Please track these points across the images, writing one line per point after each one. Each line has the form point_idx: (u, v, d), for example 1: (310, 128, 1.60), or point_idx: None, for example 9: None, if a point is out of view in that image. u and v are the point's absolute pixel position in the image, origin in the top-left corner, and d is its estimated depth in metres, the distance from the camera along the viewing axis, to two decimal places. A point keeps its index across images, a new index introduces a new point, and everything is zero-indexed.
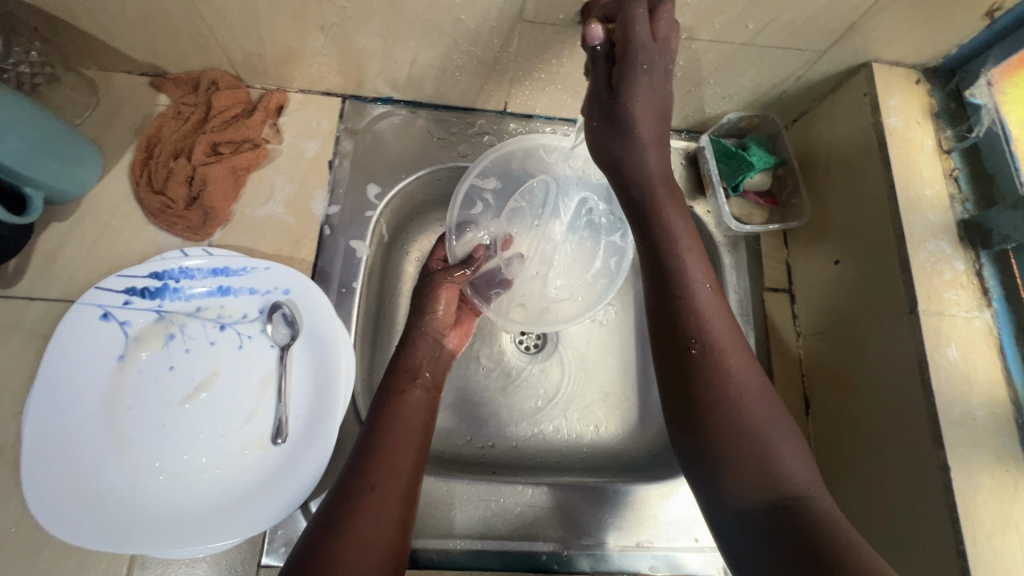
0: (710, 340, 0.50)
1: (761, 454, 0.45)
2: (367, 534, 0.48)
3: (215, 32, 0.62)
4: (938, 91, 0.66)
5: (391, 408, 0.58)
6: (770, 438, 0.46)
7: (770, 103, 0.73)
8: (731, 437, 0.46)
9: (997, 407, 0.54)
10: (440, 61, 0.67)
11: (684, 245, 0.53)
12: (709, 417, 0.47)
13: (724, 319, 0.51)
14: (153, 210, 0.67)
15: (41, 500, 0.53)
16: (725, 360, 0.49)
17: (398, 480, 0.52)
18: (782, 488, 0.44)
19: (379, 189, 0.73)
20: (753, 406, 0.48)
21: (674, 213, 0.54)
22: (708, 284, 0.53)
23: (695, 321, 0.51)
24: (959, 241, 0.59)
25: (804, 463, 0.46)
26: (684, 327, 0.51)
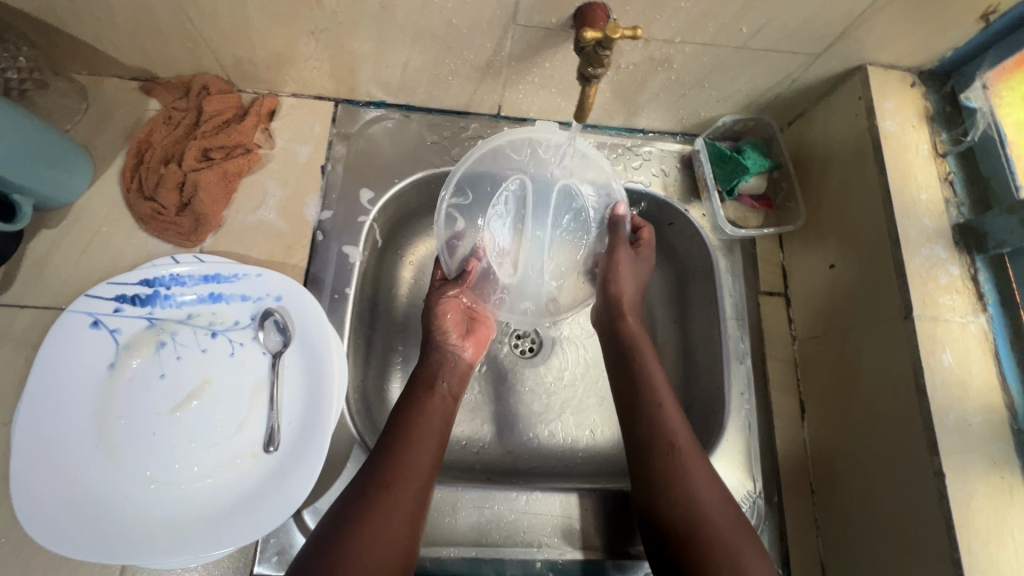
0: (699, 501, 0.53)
1: (728, 549, 0.50)
2: (377, 541, 0.48)
3: (204, 36, 0.62)
4: (933, 93, 0.65)
5: (412, 414, 0.58)
6: (737, 545, 0.51)
7: (765, 106, 0.73)
8: (703, 539, 0.51)
9: (992, 413, 0.54)
10: (432, 65, 0.66)
11: (658, 381, 0.62)
12: (682, 519, 0.53)
13: (686, 429, 0.58)
14: (143, 217, 0.66)
15: (28, 512, 0.52)
16: (689, 480, 0.55)
17: (412, 489, 0.52)
18: None
19: (372, 195, 0.72)
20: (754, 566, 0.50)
21: (651, 362, 0.64)
22: (673, 399, 0.61)
23: (664, 429, 0.58)
24: (954, 246, 0.59)
25: (763, 557, 0.51)
26: (657, 437, 0.58)
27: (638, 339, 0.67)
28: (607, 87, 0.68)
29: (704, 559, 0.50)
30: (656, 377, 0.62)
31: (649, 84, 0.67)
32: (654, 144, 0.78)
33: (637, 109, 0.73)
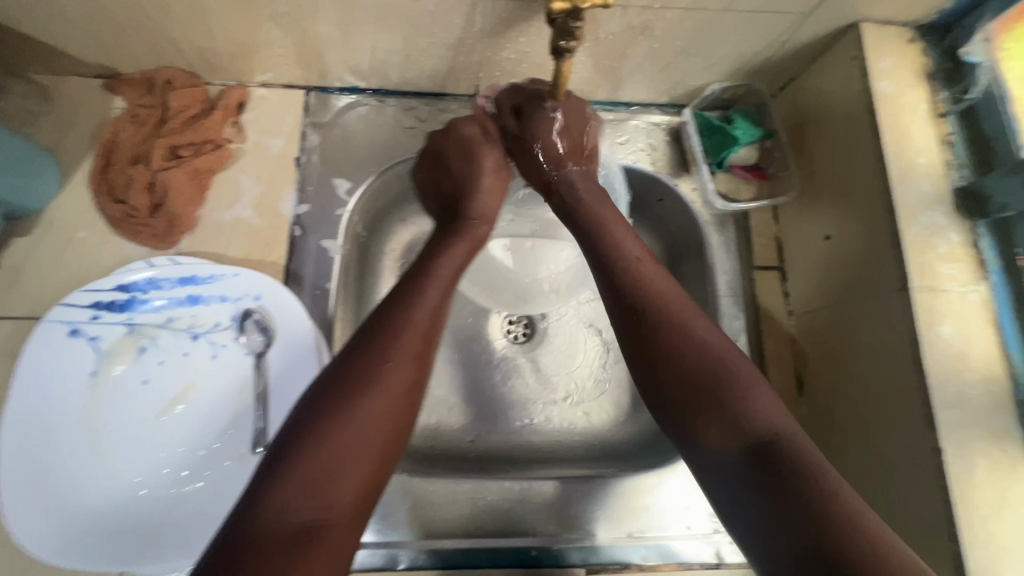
0: (656, 298, 0.52)
1: (727, 393, 0.46)
2: (344, 489, 0.42)
3: (161, 28, 0.59)
4: (933, 49, 0.61)
5: (399, 307, 0.51)
6: (740, 387, 0.46)
7: (754, 72, 0.69)
8: (691, 370, 0.48)
9: (994, 384, 0.52)
10: (402, 46, 0.63)
11: (605, 217, 0.59)
12: (668, 356, 0.49)
13: (651, 260, 0.56)
14: (115, 220, 0.65)
15: (15, 525, 0.52)
16: (682, 335, 0.50)
17: (390, 405, 0.46)
18: (751, 433, 0.43)
19: (348, 185, 0.70)
20: (758, 399, 0.45)
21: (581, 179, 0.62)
22: (638, 245, 0.57)
23: (631, 279, 0.54)
24: (954, 211, 0.56)
25: (768, 402, 0.46)
26: (636, 298, 0.53)
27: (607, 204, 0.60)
28: (587, 60, 0.65)
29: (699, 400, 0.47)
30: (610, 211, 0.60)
31: (631, 54, 0.64)
32: (639, 117, 0.75)
33: (621, 81, 0.70)
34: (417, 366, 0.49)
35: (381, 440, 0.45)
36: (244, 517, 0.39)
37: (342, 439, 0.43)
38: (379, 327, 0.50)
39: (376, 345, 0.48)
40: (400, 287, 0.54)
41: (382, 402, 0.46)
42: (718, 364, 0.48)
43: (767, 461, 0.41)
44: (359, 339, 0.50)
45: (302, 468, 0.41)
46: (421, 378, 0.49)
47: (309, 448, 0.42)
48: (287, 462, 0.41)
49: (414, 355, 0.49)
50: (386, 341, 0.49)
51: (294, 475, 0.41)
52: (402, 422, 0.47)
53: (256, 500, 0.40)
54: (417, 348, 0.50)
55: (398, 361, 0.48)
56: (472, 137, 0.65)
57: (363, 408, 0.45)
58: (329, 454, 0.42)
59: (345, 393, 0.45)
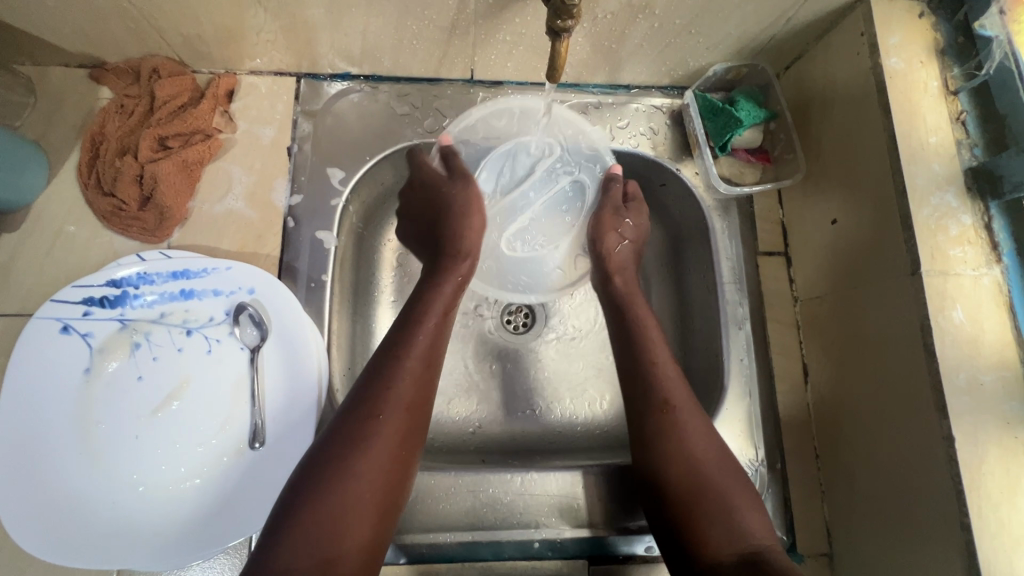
0: (681, 406, 0.55)
1: (724, 507, 0.49)
2: (348, 543, 0.42)
3: (144, 14, 0.57)
4: (944, 23, 0.59)
5: (395, 355, 0.53)
6: (734, 502, 0.50)
7: (758, 51, 0.67)
8: (698, 492, 0.50)
9: (1006, 369, 0.50)
10: (393, 29, 0.61)
11: (647, 321, 0.62)
12: (671, 466, 0.52)
13: (684, 386, 0.57)
14: (105, 214, 0.64)
15: (11, 526, 0.51)
16: (685, 456, 0.52)
17: (389, 463, 0.47)
18: (742, 542, 0.47)
19: (342, 175, 0.68)
20: (751, 514, 0.49)
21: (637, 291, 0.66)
22: (669, 353, 0.60)
23: (661, 385, 0.56)
24: (966, 192, 0.54)
25: (759, 515, 0.50)
26: (651, 394, 0.56)
27: (630, 290, 0.67)
28: (585, 41, 0.63)
29: (693, 502, 0.50)
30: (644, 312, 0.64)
31: (631, 34, 0.62)
32: (640, 100, 0.73)
33: (620, 63, 0.67)
34: (414, 415, 0.50)
35: (379, 499, 0.45)
36: (251, 569, 0.40)
37: (346, 493, 0.44)
38: (370, 386, 0.51)
39: (371, 398, 0.49)
40: (391, 335, 0.55)
41: (379, 453, 0.47)
42: (705, 481, 0.51)
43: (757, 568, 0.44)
44: (355, 392, 0.51)
45: (305, 522, 0.42)
46: (416, 427, 0.50)
47: (313, 503, 0.43)
48: (289, 519, 0.42)
49: (405, 405, 0.50)
50: (383, 392, 0.50)
51: (298, 532, 0.41)
52: (398, 476, 0.48)
53: (264, 554, 0.41)
54: (412, 402, 0.51)
55: (392, 413, 0.49)
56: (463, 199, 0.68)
57: (362, 465, 0.46)
58: (331, 510, 0.43)
59: (346, 448, 0.46)
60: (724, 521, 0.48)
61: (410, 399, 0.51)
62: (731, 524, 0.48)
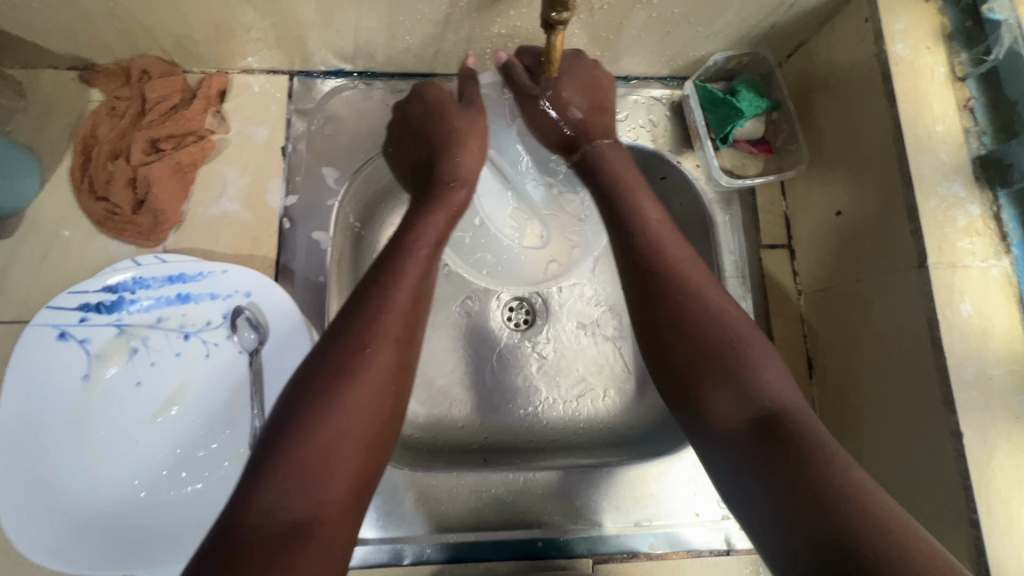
0: (685, 276, 0.52)
1: (743, 362, 0.46)
2: (337, 482, 0.41)
3: (133, 15, 0.56)
4: (951, 8, 0.58)
5: (381, 286, 0.50)
6: (739, 360, 0.46)
7: (760, 39, 0.65)
8: (699, 358, 0.47)
9: (1015, 363, 0.49)
10: (386, 25, 0.60)
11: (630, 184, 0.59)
12: (670, 338, 0.50)
13: (690, 257, 0.54)
14: (98, 219, 0.63)
15: (16, 532, 0.51)
16: (704, 319, 0.49)
17: (374, 379, 0.45)
18: (758, 402, 0.44)
19: (337, 174, 0.67)
20: (769, 374, 0.46)
21: (607, 157, 0.62)
22: (660, 213, 0.57)
23: (660, 251, 0.54)
24: (974, 182, 0.53)
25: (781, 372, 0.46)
26: (653, 258, 0.53)
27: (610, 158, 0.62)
28: (582, 32, 0.61)
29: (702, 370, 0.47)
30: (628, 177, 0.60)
31: (629, 24, 0.60)
32: (640, 92, 0.71)
33: (618, 54, 0.66)
34: (401, 353, 0.48)
35: (376, 425, 0.44)
36: (230, 516, 0.38)
37: (329, 427, 0.42)
38: (354, 312, 0.48)
39: (355, 333, 0.47)
40: (374, 273, 0.52)
41: (368, 389, 0.44)
42: (728, 341, 0.48)
43: (768, 432, 0.41)
44: (337, 323, 0.48)
45: (286, 467, 0.40)
46: (407, 356, 0.48)
47: (294, 440, 0.41)
48: (274, 461, 0.40)
49: (398, 336, 0.48)
50: (365, 325, 0.47)
51: (282, 472, 0.40)
52: (393, 408, 0.46)
53: (241, 498, 0.39)
54: (400, 323, 0.49)
55: (380, 345, 0.47)
56: (470, 123, 0.65)
57: (350, 395, 0.44)
58: (316, 444, 0.41)
59: (327, 384, 0.44)
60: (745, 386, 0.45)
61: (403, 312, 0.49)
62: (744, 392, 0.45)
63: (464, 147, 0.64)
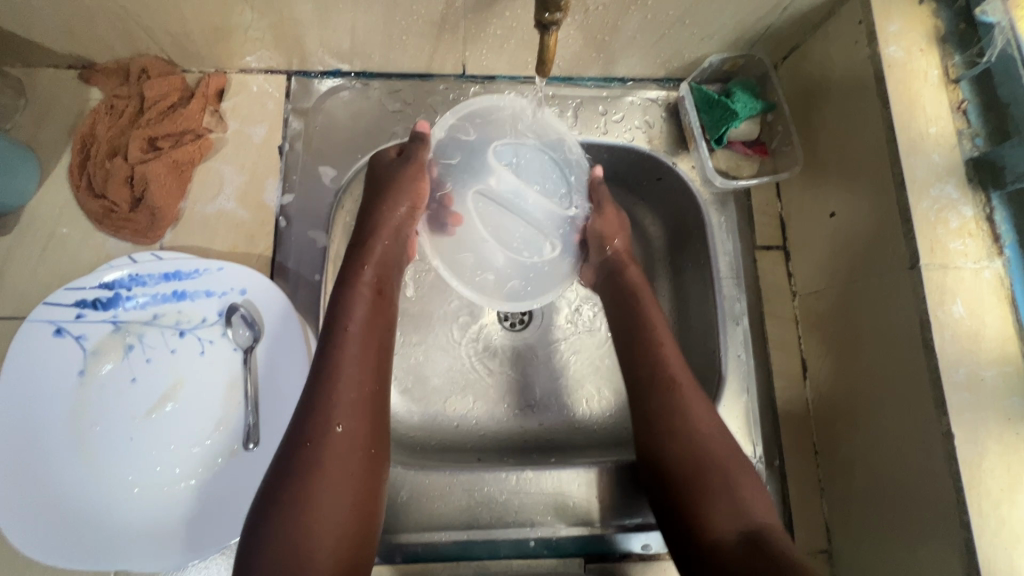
0: (692, 410, 0.55)
1: (731, 488, 0.50)
2: (320, 561, 0.44)
3: (131, 14, 0.57)
4: (945, 10, 0.58)
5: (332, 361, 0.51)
6: (722, 465, 0.52)
7: (755, 41, 0.66)
8: (695, 474, 0.52)
9: (1007, 364, 0.49)
10: (382, 25, 0.60)
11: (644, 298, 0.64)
12: (665, 445, 0.54)
13: (682, 363, 0.59)
14: (96, 216, 0.64)
15: (13, 527, 0.52)
16: (699, 438, 0.53)
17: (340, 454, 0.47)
18: (746, 523, 0.48)
19: (334, 173, 0.68)
20: (755, 500, 0.50)
21: (651, 306, 0.64)
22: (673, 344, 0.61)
23: (664, 364, 0.58)
24: (967, 184, 0.53)
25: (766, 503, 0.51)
26: (658, 372, 0.58)
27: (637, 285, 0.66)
28: (577, 33, 0.61)
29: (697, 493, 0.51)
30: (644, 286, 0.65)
31: (624, 26, 0.60)
32: (635, 93, 0.72)
33: (614, 56, 0.66)
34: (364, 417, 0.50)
35: (352, 497, 0.47)
36: None
37: (306, 511, 0.45)
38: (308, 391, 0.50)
39: (315, 412, 0.49)
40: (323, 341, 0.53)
41: (339, 468, 0.47)
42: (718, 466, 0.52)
43: (756, 550, 0.46)
44: (302, 401, 0.50)
45: (271, 555, 0.43)
46: (375, 422, 0.50)
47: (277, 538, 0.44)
48: (259, 552, 0.44)
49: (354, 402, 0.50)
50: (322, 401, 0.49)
51: (267, 561, 0.43)
52: (369, 479, 0.48)
53: None
54: (360, 388, 0.51)
55: (347, 421, 0.49)
56: (408, 173, 0.62)
57: (322, 479, 0.46)
58: (291, 531, 0.44)
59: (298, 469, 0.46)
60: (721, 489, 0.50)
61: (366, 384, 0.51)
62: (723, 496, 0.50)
63: (402, 198, 0.62)
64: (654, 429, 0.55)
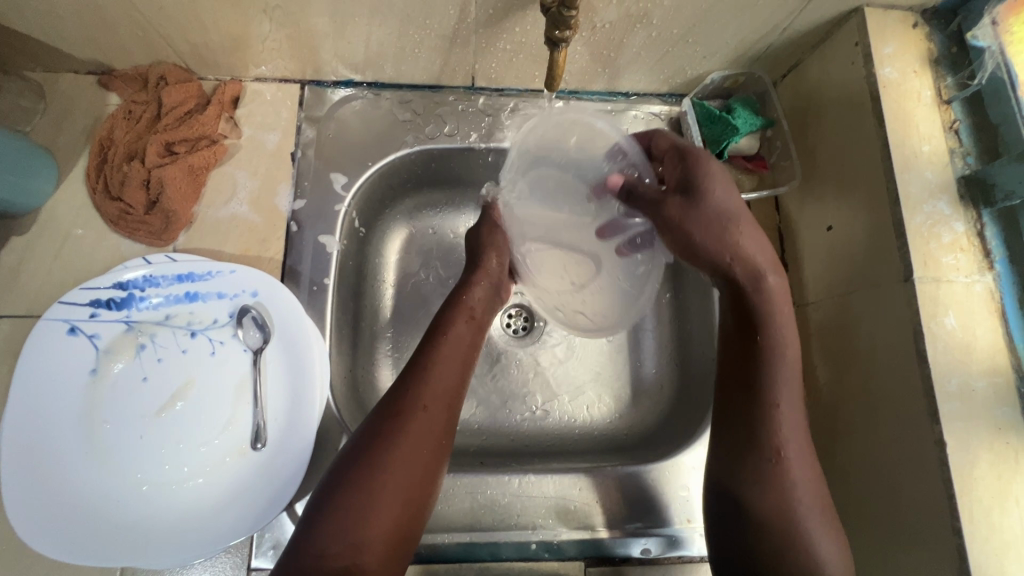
0: (789, 474, 0.53)
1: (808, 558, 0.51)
2: (376, 529, 0.48)
3: (153, 23, 0.58)
4: (938, 33, 0.60)
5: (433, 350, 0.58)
6: (812, 533, 0.52)
7: (755, 60, 0.68)
8: (785, 542, 0.52)
9: (998, 375, 0.51)
10: (396, 38, 0.62)
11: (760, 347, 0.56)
12: (756, 507, 0.53)
13: (801, 426, 0.54)
14: (112, 218, 0.65)
15: (21, 522, 0.52)
16: (801, 497, 0.53)
17: (424, 440, 0.52)
18: None
19: (345, 180, 0.70)
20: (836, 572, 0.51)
21: (790, 337, 0.56)
22: (796, 402, 0.55)
23: (771, 428, 0.54)
24: (959, 200, 0.55)
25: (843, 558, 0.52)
26: (766, 436, 0.54)
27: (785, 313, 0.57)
28: (584, 49, 0.63)
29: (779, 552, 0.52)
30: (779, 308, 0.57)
31: (629, 43, 0.63)
32: (638, 108, 0.74)
33: (619, 71, 0.68)
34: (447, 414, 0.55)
35: (417, 484, 0.51)
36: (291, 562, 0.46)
37: (379, 478, 0.49)
38: (413, 374, 0.56)
39: (413, 393, 0.54)
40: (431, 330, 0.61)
41: (413, 450, 0.51)
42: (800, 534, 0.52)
43: None
44: (395, 385, 0.56)
45: (341, 509, 0.48)
46: (451, 423, 0.55)
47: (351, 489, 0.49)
48: (332, 505, 0.48)
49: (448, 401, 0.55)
50: (419, 387, 0.55)
51: (338, 512, 0.48)
52: (431, 469, 0.52)
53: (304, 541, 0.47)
54: (455, 386, 0.57)
55: (429, 407, 0.54)
56: (481, 234, 0.71)
57: (399, 452, 0.51)
58: (360, 495, 0.48)
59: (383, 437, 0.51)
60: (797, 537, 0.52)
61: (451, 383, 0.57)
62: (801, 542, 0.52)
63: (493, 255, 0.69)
64: (760, 481, 0.53)
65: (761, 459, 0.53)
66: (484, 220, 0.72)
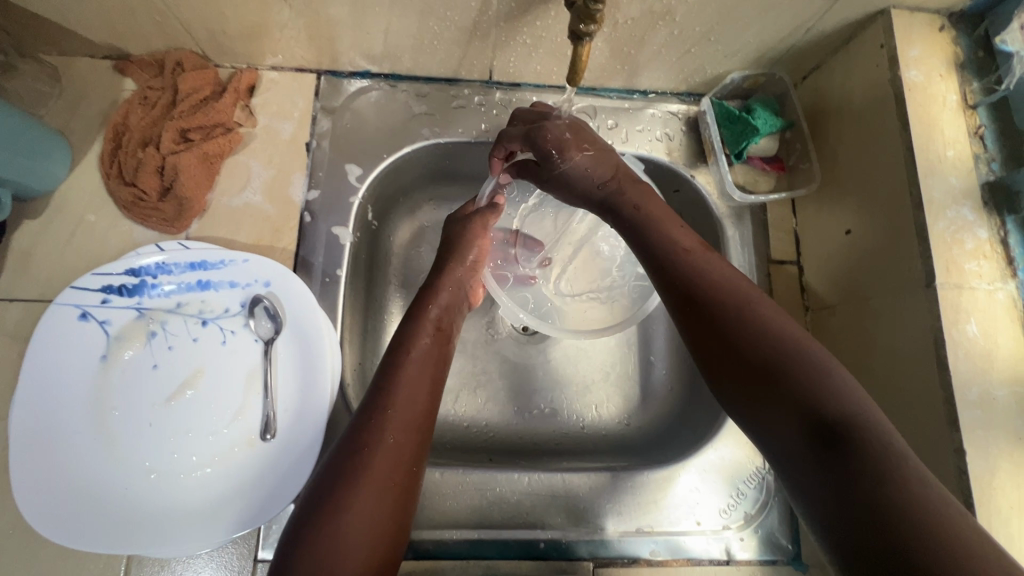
0: (727, 308, 0.47)
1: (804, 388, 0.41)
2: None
3: (171, 8, 0.58)
4: (964, 38, 0.60)
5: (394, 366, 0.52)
6: (803, 365, 0.43)
7: (777, 60, 0.67)
8: (772, 390, 0.43)
9: (1018, 385, 0.50)
10: (415, 29, 0.62)
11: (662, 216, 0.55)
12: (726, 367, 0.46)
13: (721, 261, 0.51)
14: (125, 204, 0.64)
15: (28, 506, 0.52)
16: (829, 382, 0.41)
17: (396, 468, 0.46)
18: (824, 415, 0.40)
19: (359, 171, 0.69)
20: (831, 378, 0.42)
21: (642, 196, 0.57)
22: (693, 239, 0.53)
23: (689, 276, 0.50)
24: (983, 207, 0.54)
25: (844, 378, 0.42)
26: (685, 286, 0.50)
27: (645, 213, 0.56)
28: (604, 45, 0.63)
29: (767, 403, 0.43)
30: (646, 203, 0.57)
31: (650, 40, 0.62)
32: (657, 106, 0.73)
33: (638, 68, 0.68)
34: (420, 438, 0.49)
35: (390, 518, 0.44)
36: None
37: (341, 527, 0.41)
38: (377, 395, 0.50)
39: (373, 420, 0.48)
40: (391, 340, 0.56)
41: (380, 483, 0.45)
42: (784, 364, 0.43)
43: (828, 449, 0.39)
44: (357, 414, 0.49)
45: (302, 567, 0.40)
46: (423, 445, 0.49)
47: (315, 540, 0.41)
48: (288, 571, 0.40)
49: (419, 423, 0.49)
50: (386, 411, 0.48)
51: None
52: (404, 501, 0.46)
53: None
54: (423, 408, 0.50)
55: (397, 435, 0.47)
56: (472, 230, 0.65)
57: (366, 484, 0.44)
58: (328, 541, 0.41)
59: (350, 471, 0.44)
60: (864, 440, 0.38)
61: (421, 403, 0.50)
62: (886, 452, 0.37)
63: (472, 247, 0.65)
64: (766, 397, 0.43)
65: (759, 368, 0.44)
66: (471, 217, 0.67)
